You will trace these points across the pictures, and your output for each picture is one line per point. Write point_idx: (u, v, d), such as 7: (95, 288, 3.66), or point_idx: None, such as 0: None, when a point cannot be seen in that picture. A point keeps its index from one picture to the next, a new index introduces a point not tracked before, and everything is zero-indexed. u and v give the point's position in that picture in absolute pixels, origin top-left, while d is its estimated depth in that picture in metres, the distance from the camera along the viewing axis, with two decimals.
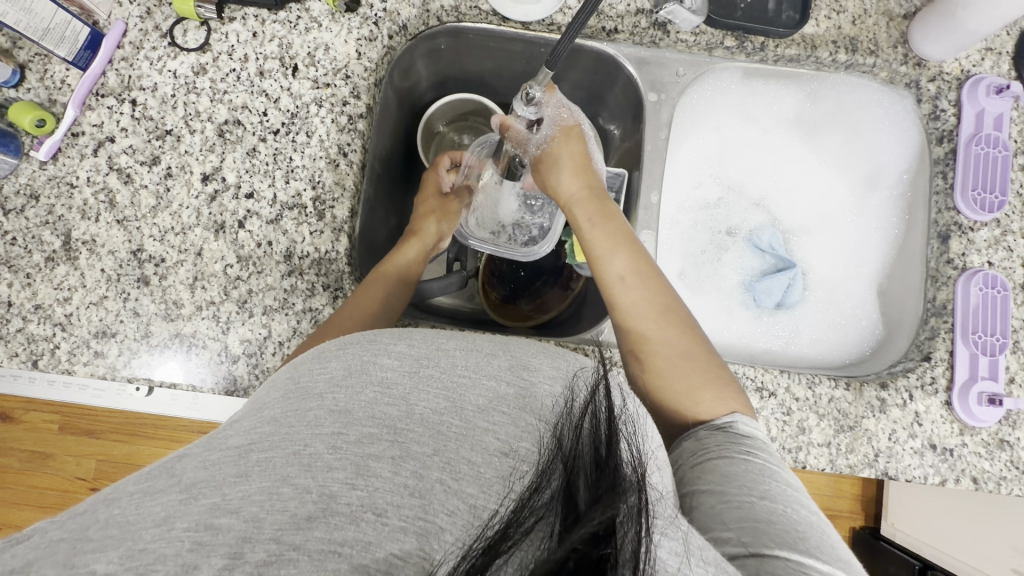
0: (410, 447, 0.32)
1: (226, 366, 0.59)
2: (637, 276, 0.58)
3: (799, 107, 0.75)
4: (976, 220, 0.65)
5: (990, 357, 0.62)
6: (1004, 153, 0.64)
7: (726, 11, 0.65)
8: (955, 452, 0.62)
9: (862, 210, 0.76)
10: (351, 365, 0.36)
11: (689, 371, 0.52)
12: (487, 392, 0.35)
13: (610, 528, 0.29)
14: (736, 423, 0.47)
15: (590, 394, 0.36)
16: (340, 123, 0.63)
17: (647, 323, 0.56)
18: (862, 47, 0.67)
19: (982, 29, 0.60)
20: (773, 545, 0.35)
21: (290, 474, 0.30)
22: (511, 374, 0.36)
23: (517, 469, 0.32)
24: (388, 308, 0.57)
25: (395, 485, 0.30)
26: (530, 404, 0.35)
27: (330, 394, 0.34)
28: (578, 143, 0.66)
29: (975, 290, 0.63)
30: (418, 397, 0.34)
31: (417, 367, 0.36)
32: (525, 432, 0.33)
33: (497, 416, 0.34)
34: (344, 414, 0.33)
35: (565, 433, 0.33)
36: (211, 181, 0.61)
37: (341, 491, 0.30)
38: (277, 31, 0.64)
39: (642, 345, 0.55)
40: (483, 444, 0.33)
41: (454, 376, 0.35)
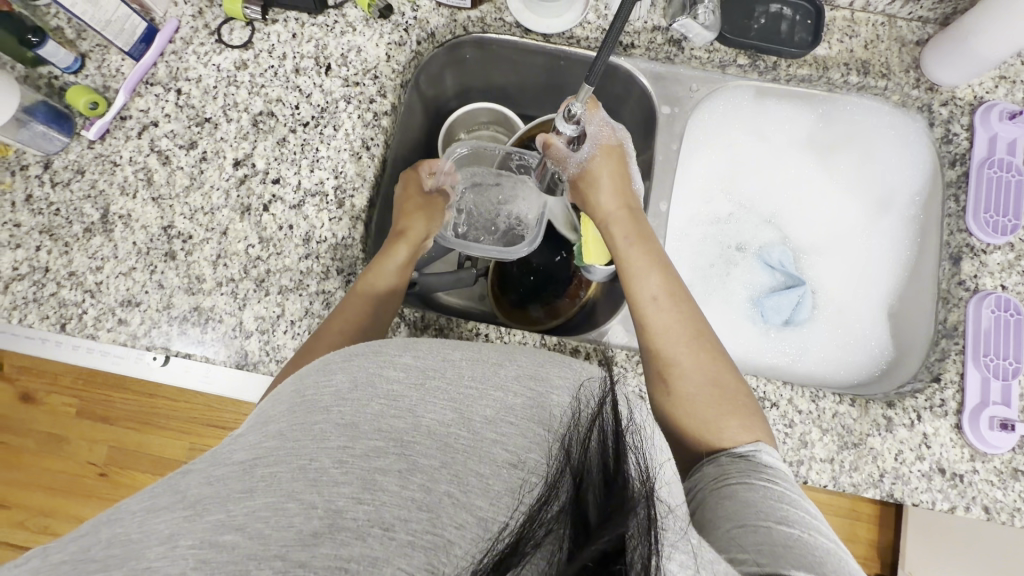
0: (417, 461, 0.33)
1: (238, 341, 0.62)
2: (671, 297, 0.58)
3: (812, 128, 0.76)
4: (989, 242, 0.64)
5: (1002, 382, 0.60)
6: (1017, 177, 0.65)
7: (740, 31, 0.68)
8: (965, 477, 0.60)
9: (875, 232, 0.76)
10: (356, 378, 0.37)
11: (716, 399, 0.52)
12: (495, 403, 0.36)
13: (620, 543, 0.30)
14: (759, 452, 0.47)
15: (597, 406, 0.37)
16: (366, 119, 0.67)
17: (677, 345, 0.55)
18: (874, 70, 0.68)
19: (994, 55, 0.61)
20: (789, 566, 0.35)
21: (296, 490, 0.31)
22: (517, 385, 0.37)
23: (525, 479, 0.33)
24: (378, 321, 0.57)
25: (404, 499, 0.31)
26: (537, 414, 0.36)
27: (336, 408, 0.35)
28: (618, 163, 0.66)
29: (987, 311, 0.62)
30: (426, 409, 0.35)
31: (424, 379, 0.37)
32: (533, 443, 0.34)
33: (505, 427, 0.35)
34: (350, 428, 0.34)
35: (573, 445, 0.34)
36: (242, 166, 0.65)
37: (348, 507, 0.30)
38: (315, 33, 0.69)
39: (670, 365, 0.54)
40: (489, 455, 0.33)
41: (462, 388, 0.37)
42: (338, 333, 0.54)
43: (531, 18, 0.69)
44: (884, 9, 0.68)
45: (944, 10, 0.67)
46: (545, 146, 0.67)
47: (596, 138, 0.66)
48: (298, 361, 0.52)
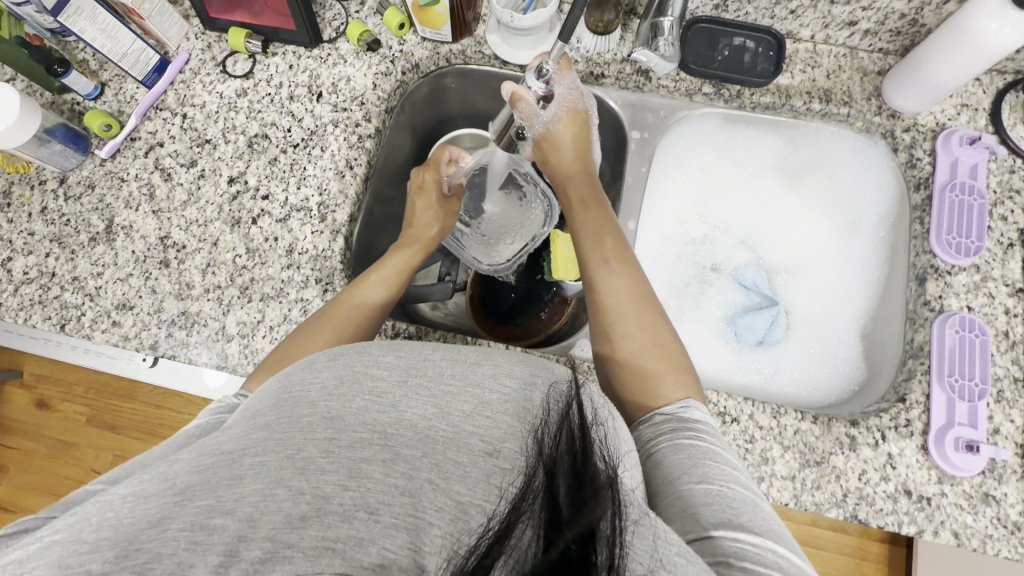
0: (400, 451, 0.35)
1: (220, 345, 0.66)
2: (621, 262, 0.62)
3: (781, 153, 0.79)
4: (954, 263, 0.65)
5: (968, 403, 0.60)
6: (979, 200, 0.66)
7: (705, 62, 0.72)
8: (933, 501, 0.58)
9: (847, 253, 0.77)
10: (342, 376, 0.40)
11: (655, 358, 0.55)
12: (472, 398, 0.38)
13: (594, 527, 0.31)
14: (689, 409, 0.49)
15: (565, 405, 0.39)
16: (351, 141, 0.72)
17: (623, 304, 0.59)
18: (836, 98, 0.71)
19: (949, 83, 0.64)
20: (709, 525, 0.37)
21: (284, 477, 0.33)
22: (494, 381, 0.40)
23: (503, 468, 0.35)
24: (370, 320, 0.60)
25: (387, 485, 0.33)
26: (512, 408, 0.38)
27: (323, 403, 0.38)
28: (580, 127, 0.73)
29: (951, 330, 0.62)
30: (408, 404, 0.38)
31: (405, 377, 0.40)
32: (507, 433, 0.37)
33: (482, 420, 0.37)
34: (337, 421, 0.37)
35: (546, 438, 0.37)
36: (235, 183, 0.71)
37: (334, 493, 0.33)
38: (310, 64, 0.75)
39: (615, 326, 0.58)
40: (467, 445, 0.36)
41: (443, 385, 0.39)
42: (329, 328, 0.57)
43: (508, 51, 0.74)
44: (845, 42, 0.71)
45: (902, 42, 0.69)
46: (516, 98, 0.71)
47: (563, 100, 0.72)
48: (289, 353, 0.54)
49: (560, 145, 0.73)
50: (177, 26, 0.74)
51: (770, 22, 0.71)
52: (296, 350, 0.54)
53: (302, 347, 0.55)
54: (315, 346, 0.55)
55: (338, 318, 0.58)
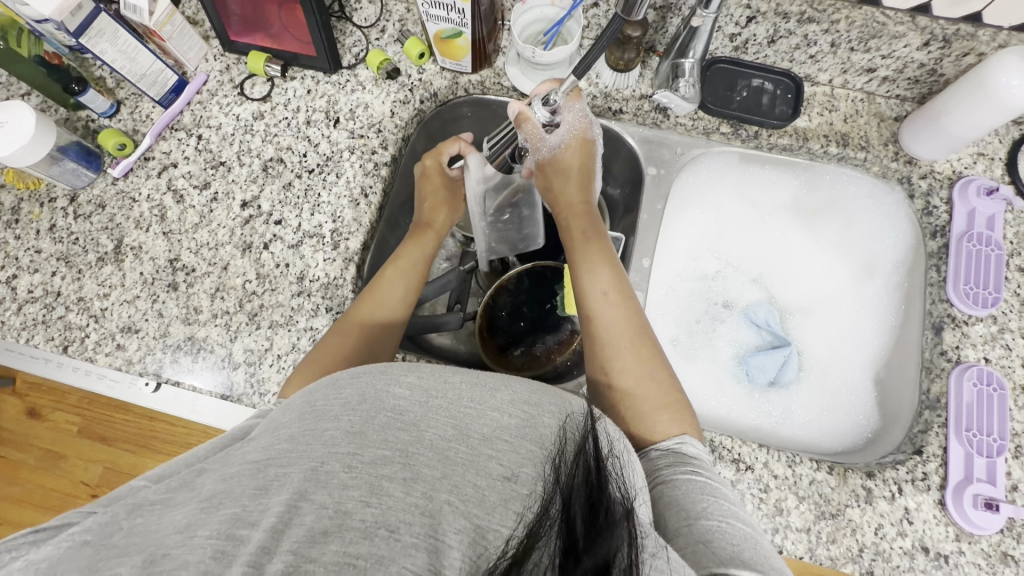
0: (420, 470, 0.35)
1: (226, 372, 0.64)
2: (620, 295, 0.61)
3: (796, 193, 0.79)
4: (971, 313, 0.64)
5: (987, 458, 0.59)
6: (996, 251, 0.65)
7: (722, 102, 0.72)
8: (950, 559, 0.57)
9: (860, 297, 0.76)
10: (365, 393, 0.39)
11: (653, 392, 0.55)
12: (491, 422, 0.38)
13: (611, 560, 0.32)
14: (685, 444, 0.49)
15: (581, 437, 0.39)
16: (367, 168, 0.72)
17: (620, 339, 0.58)
18: (853, 142, 0.71)
19: (967, 134, 0.64)
20: (711, 562, 0.36)
21: (308, 490, 0.33)
22: (511, 407, 0.39)
23: (520, 493, 0.35)
24: (392, 330, 0.62)
25: (407, 504, 0.33)
26: (530, 433, 0.38)
27: (345, 417, 0.38)
28: (586, 155, 0.69)
29: (970, 385, 0.61)
30: (429, 424, 0.37)
31: (426, 398, 0.39)
32: (525, 458, 0.36)
33: (501, 445, 0.37)
34: (359, 437, 0.36)
35: (563, 465, 0.36)
36: (248, 207, 0.70)
37: (356, 508, 0.32)
38: (328, 90, 0.75)
39: (613, 359, 0.57)
40: (486, 470, 0.35)
41: (461, 407, 0.39)
42: (352, 341, 0.59)
43: (527, 84, 0.74)
44: (863, 87, 0.72)
45: (921, 90, 0.70)
46: (520, 118, 0.64)
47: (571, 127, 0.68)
48: (317, 368, 0.56)
49: (567, 173, 0.68)
50: (197, 47, 0.74)
51: (789, 65, 0.71)
52: (325, 363, 0.57)
53: (329, 361, 0.57)
54: (345, 356, 0.58)
55: (355, 333, 0.60)
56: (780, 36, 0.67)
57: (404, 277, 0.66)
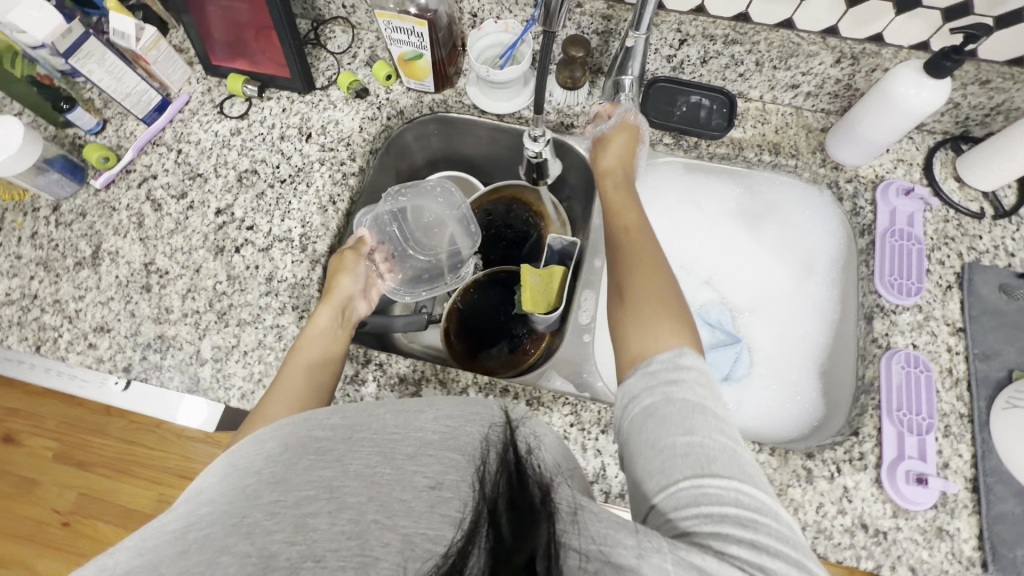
0: (345, 499, 0.34)
1: (193, 368, 0.67)
2: (640, 229, 0.64)
3: (739, 199, 0.84)
4: (898, 303, 0.69)
5: (917, 437, 0.62)
6: (918, 246, 0.71)
7: (665, 116, 0.79)
8: (889, 535, 0.59)
9: (804, 294, 0.80)
10: (287, 442, 0.37)
11: (653, 307, 0.55)
12: (414, 440, 0.37)
13: (545, 564, 0.32)
14: (684, 359, 0.48)
15: (502, 447, 0.37)
16: (336, 178, 0.77)
17: (637, 265, 0.59)
18: (784, 151, 0.78)
19: (881, 140, 0.70)
20: (688, 522, 0.38)
21: (229, 544, 0.32)
22: (435, 425, 0.38)
23: (448, 498, 0.34)
24: (320, 389, 0.59)
25: (335, 534, 0.32)
26: (453, 443, 0.37)
27: (266, 469, 0.36)
28: (630, 141, 0.75)
29: (892, 362, 0.65)
30: (352, 457, 0.36)
31: (350, 434, 0.38)
32: (449, 466, 0.35)
33: (424, 459, 0.36)
34: (281, 483, 0.35)
35: (489, 474, 0.35)
36: (222, 214, 0.74)
37: (280, 550, 0.31)
38: (302, 108, 0.81)
39: (625, 279, 0.59)
40: (410, 483, 0.34)
41: (386, 435, 0.37)
42: (273, 401, 0.56)
43: (486, 102, 0.81)
44: (791, 102, 0.79)
45: (841, 104, 0.77)
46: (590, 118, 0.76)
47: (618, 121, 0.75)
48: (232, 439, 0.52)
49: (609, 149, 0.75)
50: (180, 71, 0.81)
51: (722, 83, 0.78)
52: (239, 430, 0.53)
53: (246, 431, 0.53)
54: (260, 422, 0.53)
55: (276, 394, 0.57)
56: (710, 56, 0.74)
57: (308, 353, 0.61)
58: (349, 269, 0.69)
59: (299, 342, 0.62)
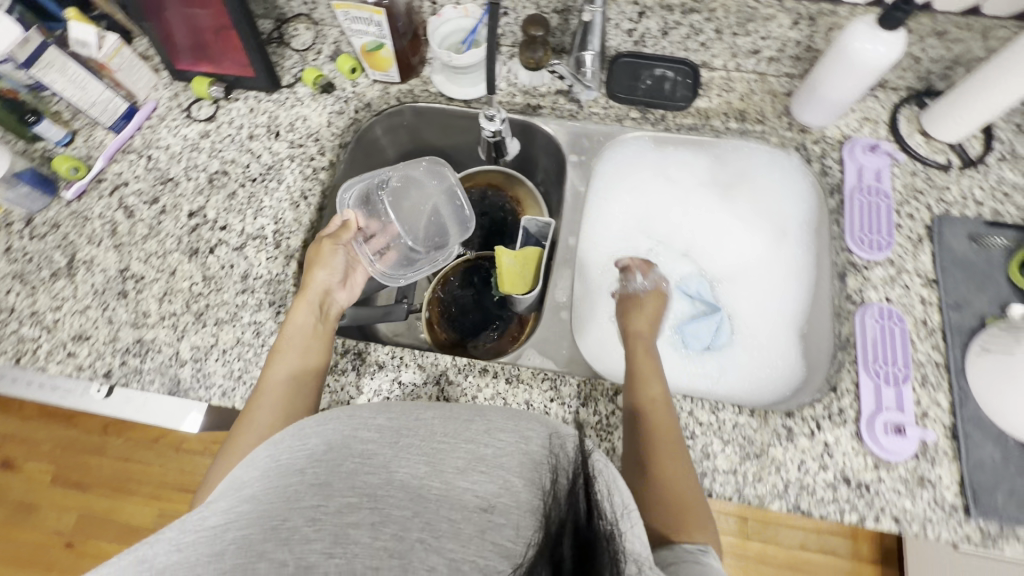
0: (389, 512, 0.35)
1: (173, 369, 0.67)
2: (667, 412, 0.59)
3: (711, 170, 0.83)
4: (870, 259, 0.69)
5: (893, 387, 0.63)
6: (886, 201, 0.71)
7: (630, 91, 0.79)
8: (871, 487, 0.60)
9: (779, 259, 0.80)
10: (330, 442, 0.39)
11: (674, 505, 0.52)
12: (466, 454, 0.39)
13: None
14: (708, 555, 0.47)
15: (571, 470, 0.40)
16: (306, 173, 0.77)
17: (679, 458, 0.56)
18: (750, 117, 0.78)
19: (844, 100, 0.71)
20: None
21: (267, 549, 0.33)
22: (490, 437, 0.40)
23: (499, 522, 0.35)
24: (304, 391, 0.60)
25: (374, 550, 0.33)
26: (510, 463, 0.38)
27: (310, 469, 0.38)
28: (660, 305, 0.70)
29: (863, 314, 0.66)
30: (399, 464, 0.38)
31: (397, 438, 0.40)
32: (503, 488, 0.36)
33: (478, 476, 0.37)
34: (324, 488, 0.36)
35: (553, 502, 0.36)
36: (195, 217, 0.75)
37: (319, 561, 0.32)
38: (269, 107, 0.81)
39: (652, 457, 0.56)
40: (460, 501, 0.35)
41: (436, 443, 0.40)
42: (263, 412, 0.58)
43: (452, 88, 0.81)
44: (754, 69, 0.79)
45: (803, 67, 0.77)
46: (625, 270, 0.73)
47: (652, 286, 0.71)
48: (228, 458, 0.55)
49: (640, 308, 0.70)
50: (146, 78, 0.81)
51: (684, 54, 0.79)
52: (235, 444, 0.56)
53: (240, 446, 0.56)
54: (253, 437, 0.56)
55: (263, 401, 0.59)
56: (670, 28, 0.75)
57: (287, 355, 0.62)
58: (321, 263, 0.68)
59: (276, 343, 0.63)
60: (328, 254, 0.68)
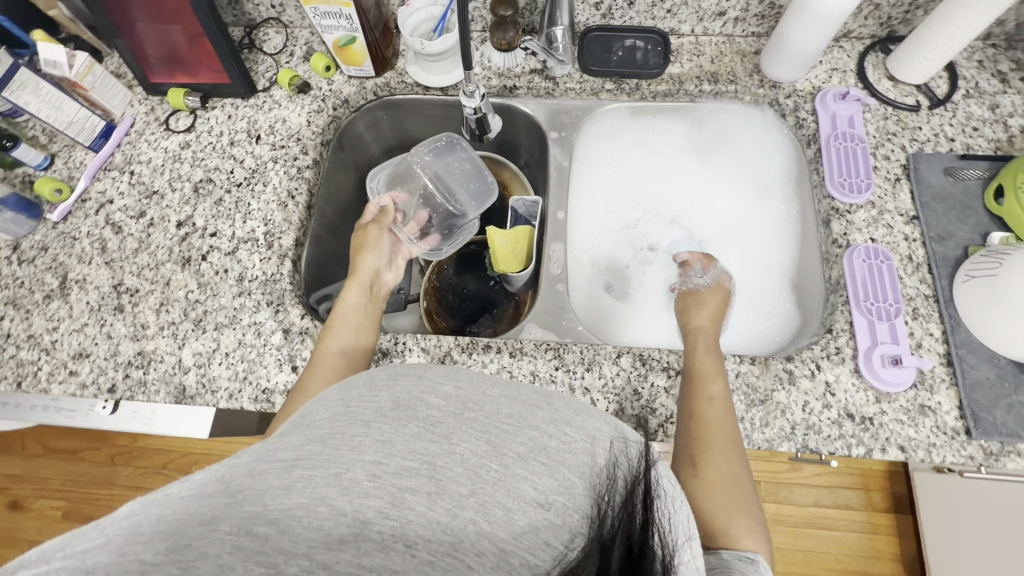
0: (446, 484, 0.32)
1: (177, 377, 0.67)
2: (729, 408, 0.58)
3: (690, 135, 0.86)
4: (851, 203, 0.71)
5: (887, 322, 0.64)
6: (861, 145, 0.73)
7: (603, 63, 0.80)
8: (875, 420, 0.61)
9: (765, 213, 0.82)
10: (398, 398, 0.35)
11: (724, 494, 0.52)
12: (530, 440, 0.35)
13: None
14: (760, 564, 0.44)
15: (631, 479, 0.36)
16: (291, 173, 0.77)
17: (736, 456, 0.55)
18: (723, 78, 0.79)
19: (810, 50, 0.72)
20: None
21: (328, 494, 0.30)
22: (555, 427, 0.36)
23: (553, 521, 0.32)
24: (359, 362, 0.62)
25: (429, 520, 0.31)
26: (573, 460, 0.35)
27: (375, 424, 0.34)
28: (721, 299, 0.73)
29: (852, 256, 0.67)
30: (461, 437, 0.34)
31: (462, 409, 0.36)
32: (562, 486, 0.33)
33: (538, 466, 0.34)
34: (386, 445, 0.33)
35: (610, 510, 0.34)
36: (184, 226, 0.75)
37: (375, 518, 0.30)
38: (247, 112, 0.81)
39: (702, 451, 0.55)
40: (519, 491, 0.32)
41: (499, 423, 0.35)
42: (318, 378, 0.58)
43: (428, 78, 0.82)
44: (722, 31, 0.80)
45: (769, 25, 0.79)
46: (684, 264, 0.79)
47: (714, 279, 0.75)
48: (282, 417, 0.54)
49: (701, 302, 0.72)
50: (120, 94, 0.81)
51: (652, 22, 0.80)
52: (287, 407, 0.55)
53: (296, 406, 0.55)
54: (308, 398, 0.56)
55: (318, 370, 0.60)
56: None
57: (344, 326, 0.64)
58: (371, 249, 0.73)
59: (331, 315, 0.65)
60: (378, 241, 0.74)
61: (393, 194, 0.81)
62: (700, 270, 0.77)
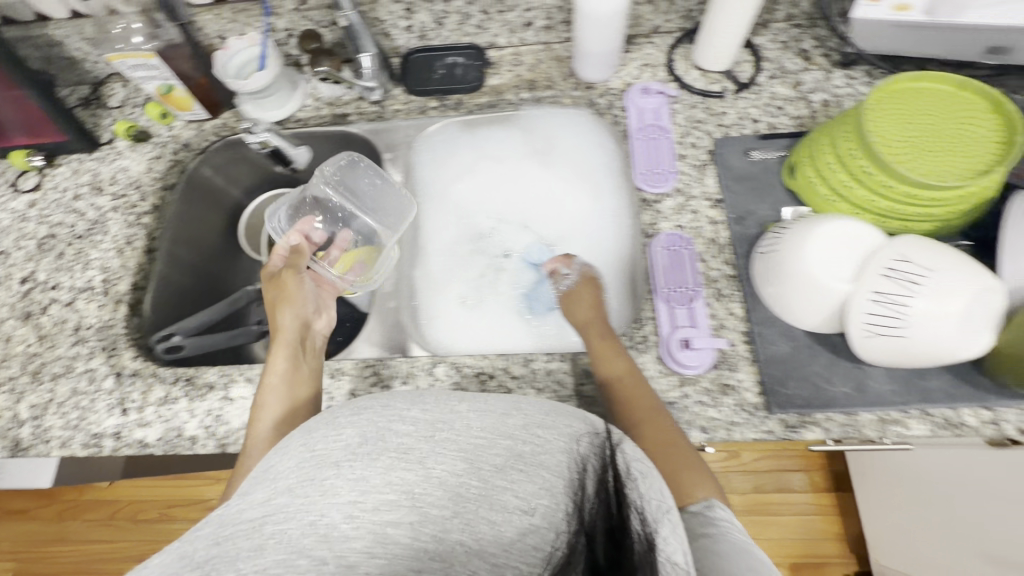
0: (427, 511, 0.36)
1: (13, 431, 0.69)
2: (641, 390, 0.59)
3: (525, 140, 0.86)
4: (658, 192, 0.72)
5: (685, 306, 0.65)
6: (666, 136, 0.75)
7: (426, 82, 0.84)
8: (677, 404, 0.62)
9: (602, 206, 0.81)
10: (364, 433, 0.39)
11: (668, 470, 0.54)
12: (503, 451, 0.40)
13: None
14: (713, 507, 0.50)
15: (600, 468, 0.42)
16: (130, 220, 0.80)
17: (666, 432, 0.57)
18: (540, 85, 0.84)
19: (606, 51, 0.75)
20: None
21: (306, 546, 0.34)
22: (526, 433, 0.42)
23: (537, 526, 0.38)
24: (301, 411, 0.62)
25: (415, 549, 0.35)
26: (546, 461, 0.40)
27: (346, 463, 0.37)
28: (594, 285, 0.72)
29: (654, 244, 0.69)
30: (435, 460, 0.38)
31: (431, 432, 0.40)
32: (541, 490, 0.39)
33: (514, 474, 0.39)
34: (361, 482, 0.36)
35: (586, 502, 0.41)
36: (27, 282, 0.77)
37: (360, 560, 0.34)
38: (91, 166, 0.84)
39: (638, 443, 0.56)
40: (501, 502, 0.38)
41: (472, 438, 0.40)
42: (260, 443, 0.60)
43: (261, 112, 0.84)
44: (536, 40, 0.83)
45: None
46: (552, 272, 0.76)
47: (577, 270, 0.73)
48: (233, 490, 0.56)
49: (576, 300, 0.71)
50: None
51: (469, 39, 0.83)
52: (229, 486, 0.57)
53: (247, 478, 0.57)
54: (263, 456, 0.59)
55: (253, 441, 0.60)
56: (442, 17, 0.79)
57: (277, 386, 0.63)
58: (289, 303, 0.72)
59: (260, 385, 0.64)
60: (296, 290, 0.73)
61: (299, 227, 0.83)
62: (565, 269, 0.73)
